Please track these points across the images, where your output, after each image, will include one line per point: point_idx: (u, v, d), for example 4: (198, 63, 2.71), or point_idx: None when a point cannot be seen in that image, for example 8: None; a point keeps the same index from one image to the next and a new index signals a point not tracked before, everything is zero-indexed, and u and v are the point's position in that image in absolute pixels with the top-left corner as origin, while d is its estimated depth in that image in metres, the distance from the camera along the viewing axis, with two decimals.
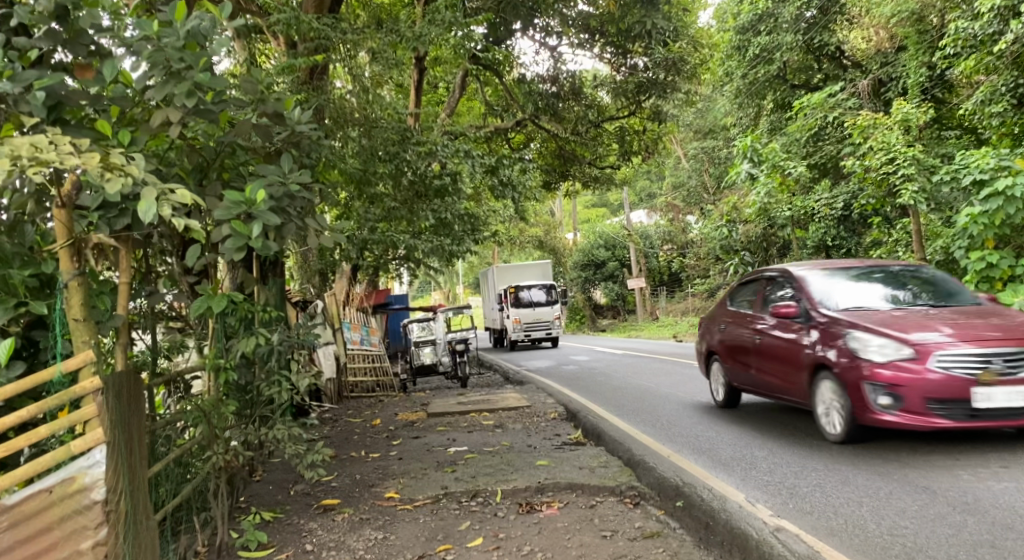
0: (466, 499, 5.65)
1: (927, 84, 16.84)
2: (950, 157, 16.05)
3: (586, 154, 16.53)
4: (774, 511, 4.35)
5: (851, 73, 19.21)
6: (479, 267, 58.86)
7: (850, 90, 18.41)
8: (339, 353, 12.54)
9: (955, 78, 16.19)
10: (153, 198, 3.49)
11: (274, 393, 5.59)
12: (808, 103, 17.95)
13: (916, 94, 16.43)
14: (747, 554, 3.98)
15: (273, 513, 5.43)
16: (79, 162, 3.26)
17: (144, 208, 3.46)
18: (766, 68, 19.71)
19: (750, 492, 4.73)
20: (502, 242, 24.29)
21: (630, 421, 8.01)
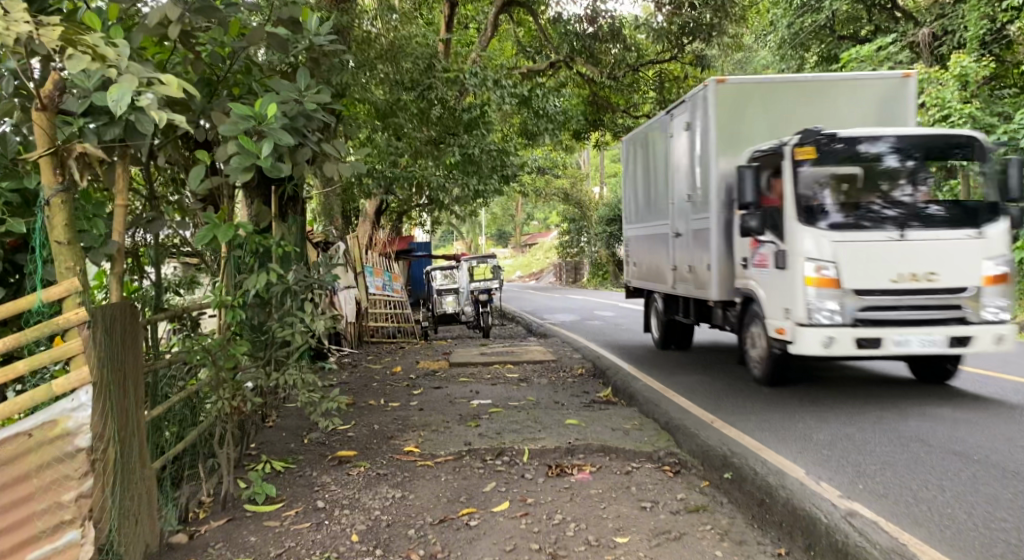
0: (490, 457, 5.24)
1: (988, 38, 15.43)
2: (1008, 116, 15.04)
3: (621, 101, 15.79)
4: (843, 493, 3.87)
5: (904, 24, 18.12)
6: (502, 218, 58.10)
7: (905, 42, 17.28)
8: (360, 298, 12.14)
9: (1016, 34, 15.04)
10: (127, 83, 3.01)
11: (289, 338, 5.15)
12: (857, 55, 17.02)
13: (974, 49, 15.07)
14: (813, 539, 3.52)
15: (285, 463, 5.06)
16: (29, 29, 2.85)
17: (115, 95, 2.96)
18: (813, 18, 18.55)
19: (811, 467, 4.26)
20: (529, 191, 23.77)
21: (665, 381, 7.52)
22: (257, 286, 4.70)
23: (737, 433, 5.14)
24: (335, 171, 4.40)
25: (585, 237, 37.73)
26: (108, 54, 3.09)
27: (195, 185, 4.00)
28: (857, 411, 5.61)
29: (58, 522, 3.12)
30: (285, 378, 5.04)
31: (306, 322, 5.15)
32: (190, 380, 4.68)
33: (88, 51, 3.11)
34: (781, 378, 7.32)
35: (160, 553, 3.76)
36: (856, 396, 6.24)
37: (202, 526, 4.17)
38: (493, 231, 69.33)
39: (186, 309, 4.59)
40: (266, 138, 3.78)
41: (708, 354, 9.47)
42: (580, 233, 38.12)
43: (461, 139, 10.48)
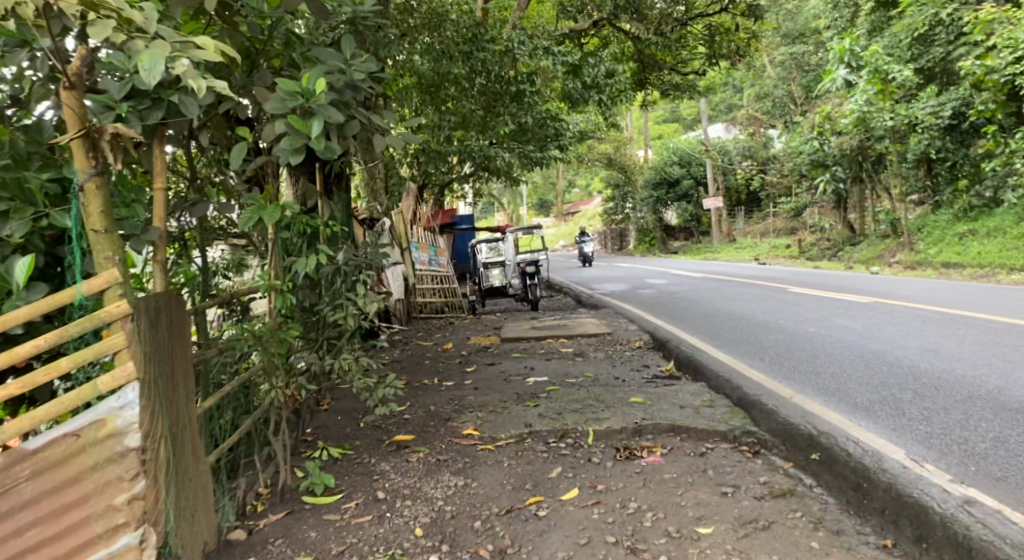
0: (553, 440, 4.98)
1: None
2: None
3: (670, 59, 15.24)
4: (954, 477, 3.51)
5: None
6: (545, 187, 57.48)
7: None
8: (408, 274, 11.94)
9: None
10: (157, 51, 2.76)
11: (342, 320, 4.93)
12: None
13: None
14: (928, 532, 3.19)
15: (342, 450, 4.89)
16: None
17: (145, 63, 2.73)
18: None
19: (911, 447, 3.89)
20: (574, 157, 23.44)
21: (731, 353, 7.16)
22: (307, 271, 4.44)
23: (820, 408, 4.79)
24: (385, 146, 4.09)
25: (631, 203, 37.10)
26: (134, 18, 2.83)
27: (237, 164, 3.67)
28: (950, 381, 5.18)
29: (114, 525, 2.97)
30: (339, 362, 4.82)
31: (358, 304, 4.93)
32: (242, 368, 4.51)
33: (111, 14, 2.85)
34: (857, 346, 6.89)
35: (220, 552, 3.59)
36: (944, 363, 5.80)
37: (261, 521, 4.00)
38: (537, 200, 68.73)
39: (234, 294, 4.40)
40: (315, 116, 3.43)
41: (771, 322, 9.04)
42: (626, 200, 37.42)
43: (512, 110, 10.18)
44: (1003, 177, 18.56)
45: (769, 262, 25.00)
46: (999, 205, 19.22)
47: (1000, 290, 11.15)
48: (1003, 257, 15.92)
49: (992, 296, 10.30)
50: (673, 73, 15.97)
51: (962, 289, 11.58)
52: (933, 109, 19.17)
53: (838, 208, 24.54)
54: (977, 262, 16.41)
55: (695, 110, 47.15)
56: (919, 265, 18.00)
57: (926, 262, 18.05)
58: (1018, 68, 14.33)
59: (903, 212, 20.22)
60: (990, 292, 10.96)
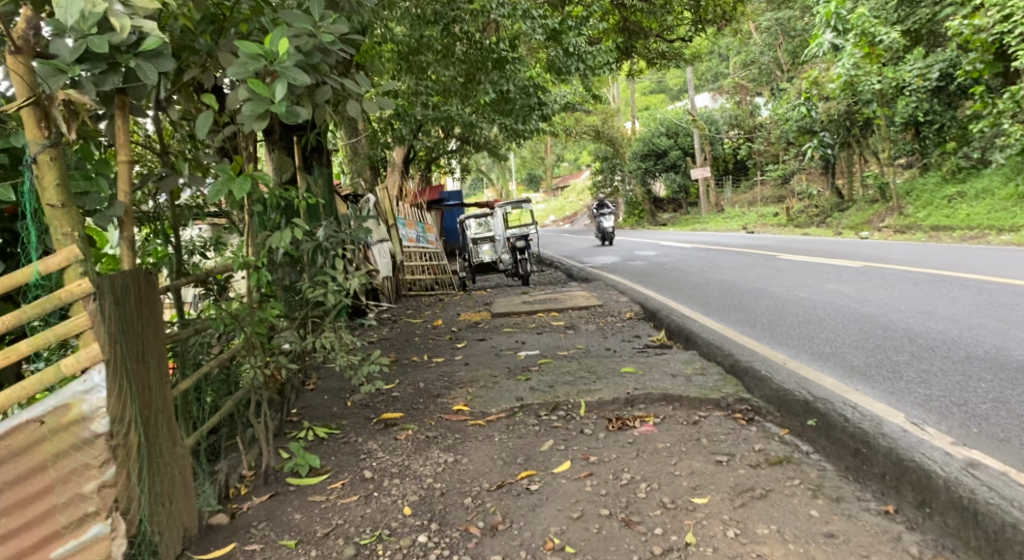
0: (544, 412, 4.88)
1: None
2: None
3: (655, 26, 14.99)
4: (955, 439, 3.42)
5: None
6: (531, 162, 57.09)
7: None
8: (395, 251, 11.76)
9: None
10: None
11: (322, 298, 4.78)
12: None
13: None
14: (931, 498, 3.11)
15: (328, 429, 4.77)
16: None
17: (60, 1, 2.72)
18: None
19: (909, 409, 3.81)
20: (560, 131, 23.23)
21: (723, 320, 7.06)
22: (282, 246, 4.26)
23: (815, 373, 4.70)
24: (358, 111, 3.92)
25: (618, 176, 36.87)
26: None
27: (202, 133, 3.50)
28: (945, 343, 5.10)
29: (83, 514, 2.85)
30: (321, 341, 4.69)
31: (337, 281, 4.77)
32: (222, 348, 4.38)
33: None
34: (849, 310, 6.81)
35: (200, 538, 3.49)
36: (939, 325, 5.72)
37: (244, 504, 3.88)
38: (524, 175, 68.31)
39: (209, 272, 4.25)
40: (279, 79, 3.26)
41: (762, 289, 8.94)
42: (614, 172, 37.17)
43: (490, 76, 9.60)
44: (991, 139, 18.46)
45: (758, 231, 24.89)
46: (987, 167, 19.14)
47: (990, 251, 11.09)
48: (992, 218, 15.87)
49: (983, 258, 10.25)
50: (658, 41, 15.74)
51: (952, 251, 11.52)
52: (921, 72, 19.01)
53: (826, 175, 24.42)
54: (966, 224, 16.35)
55: (680, 80, 46.82)
56: (908, 229, 17.93)
57: (915, 226, 17.98)
58: (1006, 27, 14.16)
59: (891, 176, 20.12)
60: (981, 254, 10.90)
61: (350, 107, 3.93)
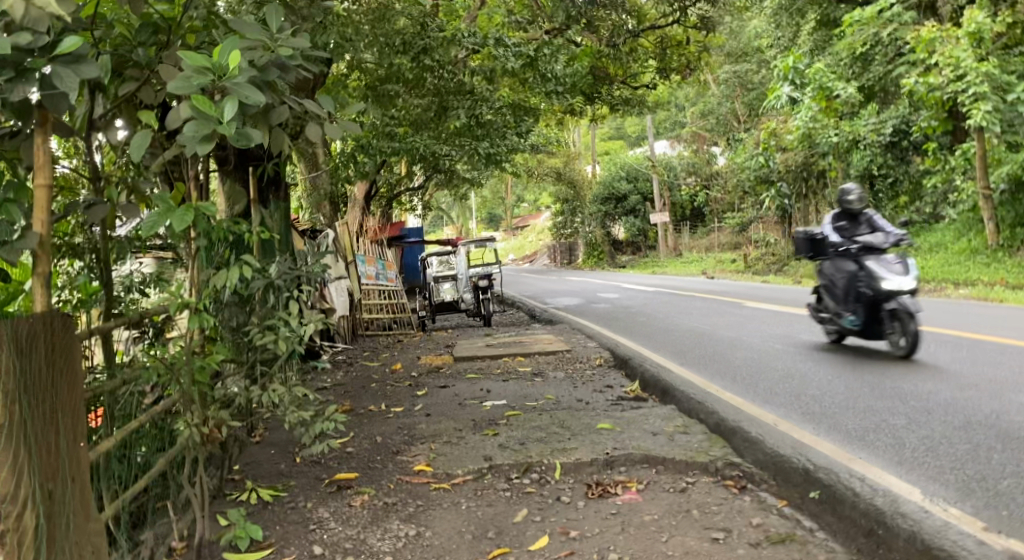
0: (516, 475, 4.45)
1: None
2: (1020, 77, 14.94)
3: (621, 71, 14.91)
4: (987, 525, 3.09)
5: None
6: (491, 201, 56.97)
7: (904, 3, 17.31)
8: (353, 289, 11.25)
9: None
10: None
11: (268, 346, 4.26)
12: (858, 18, 16.94)
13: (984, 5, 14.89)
14: None
15: (275, 491, 4.28)
16: None
17: None
18: None
19: (926, 486, 3.48)
20: (520, 171, 23.12)
21: (700, 372, 6.73)
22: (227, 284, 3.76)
23: (811, 438, 4.35)
24: (319, 133, 3.49)
25: (578, 218, 36.81)
26: None
27: (135, 155, 3.04)
28: (942, 405, 4.80)
29: None
30: (265, 394, 4.15)
31: (288, 326, 4.26)
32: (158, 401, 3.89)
33: None
34: (830, 365, 6.52)
35: None
36: (930, 385, 5.43)
37: None
38: (483, 214, 68.15)
39: (144, 314, 3.73)
40: (228, 96, 2.84)
41: (736, 338, 8.65)
42: (574, 214, 37.12)
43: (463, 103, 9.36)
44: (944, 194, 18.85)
45: (717, 276, 24.86)
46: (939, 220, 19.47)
47: (956, 305, 11.06)
48: (947, 271, 16.01)
49: (951, 312, 10.12)
50: (624, 86, 15.68)
51: (915, 304, 11.47)
52: (874, 127, 19.42)
53: (782, 223, 24.67)
54: (921, 276, 16.50)
55: (639, 126, 47.46)
56: None
57: None
58: (959, 86, 14.35)
59: None
60: (946, 307, 10.88)
61: (310, 129, 3.49)
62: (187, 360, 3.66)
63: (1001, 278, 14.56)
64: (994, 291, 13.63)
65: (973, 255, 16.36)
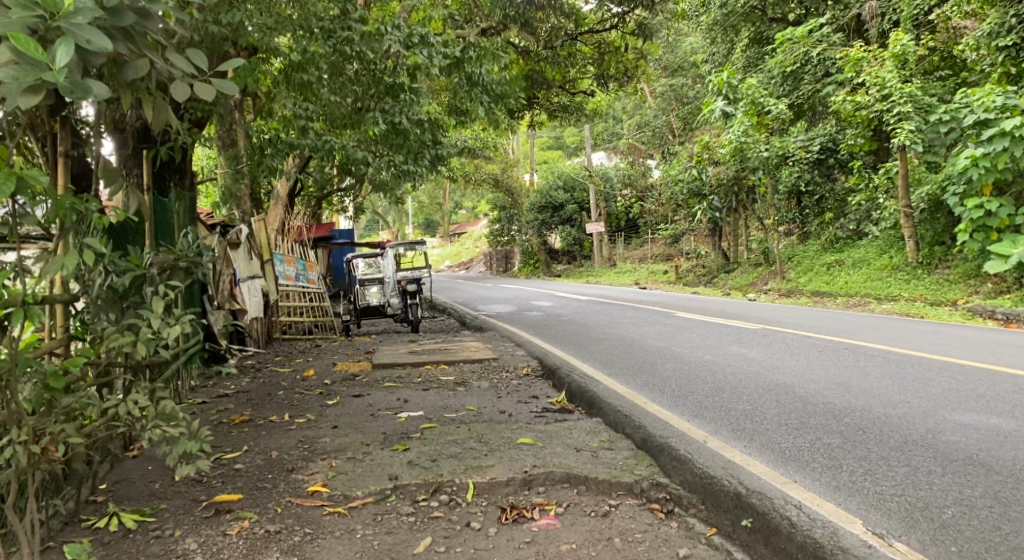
0: (423, 497, 4.01)
1: (919, 20, 15.51)
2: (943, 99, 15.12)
3: (559, 77, 14.67)
4: None
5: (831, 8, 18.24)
6: (427, 207, 56.17)
7: (834, 23, 17.59)
8: (269, 290, 10.59)
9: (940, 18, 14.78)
10: None
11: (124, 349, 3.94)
12: (790, 36, 17.10)
13: (909, 27, 15.11)
14: None
15: (140, 515, 3.80)
16: None
17: None
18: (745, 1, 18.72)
19: (867, 515, 3.22)
20: (452, 173, 22.63)
21: (629, 383, 6.37)
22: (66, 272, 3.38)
23: (743, 457, 4.02)
24: (185, 92, 3.12)
25: (514, 226, 36.42)
26: None
27: None
28: (877, 422, 4.54)
29: None
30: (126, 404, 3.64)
31: (148, 326, 3.97)
32: None
33: None
34: (760, 378, 6.25)
35: None
36: (862, 401, 5.19)
37: None
38: (419, 220, 67.12)
39: None
40: (63, 40, 2.59)
41: (667, 348, 8.39)
42: (510, 222, 36.76)
43: (384, 105, 8.72)
44: (869, 212, 19.19)
45: (649, 287, 24.76)
46: (862, 238, 19.79)
47: (882, 320, 11.07)
48: (872, 286, 16.18)
49: (878, 327, 10.08)
50: (562, 92, 15.38)
51: (842, 318, 11.45)
52: (803, 144, 19.69)
53: (713, 237, 24.81)
54: (845, 292, 16.67)
55: (577, 136, 47.54)
56: (792, 293, 18.13)
57: (798, 291, 18.20)
58: (886, 106, 14.49)
59: (776, 241, 20.49)
60: (872, 322, 10.86)
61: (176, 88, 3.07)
62: (29, 364, 3.31)
63: (921, 294, 14.78)
64: (916, 307, 13.79)
65: (895, 271, 16.52)
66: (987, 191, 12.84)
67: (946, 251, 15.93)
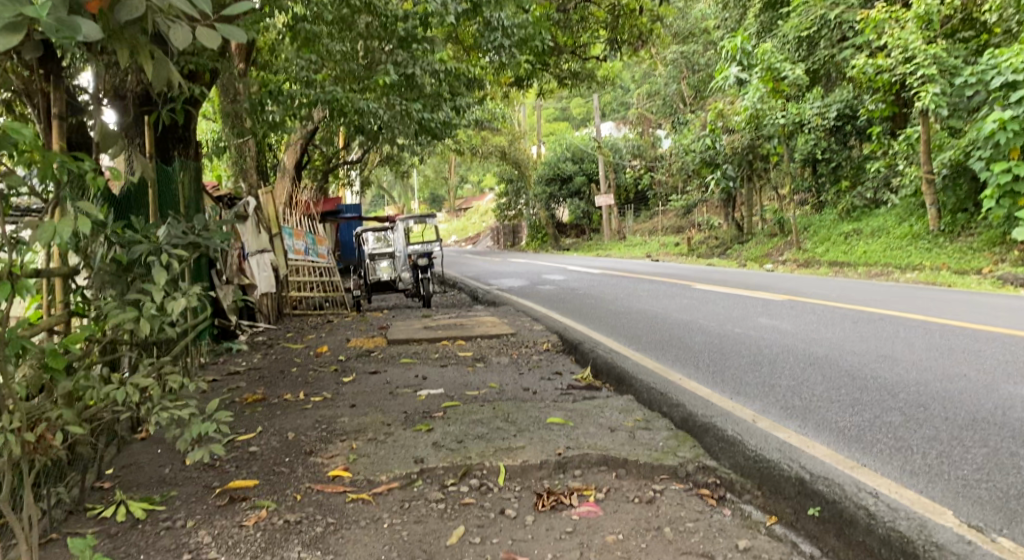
0: (452, 482, 3.72)
1: None
2: (967, 61, 14.55)
3: (571, 42, 14.03)
4: None
5: None
6: (435, 181, 55.65)
7: None
8: (278, 264, 10.30)
9: None
10: None
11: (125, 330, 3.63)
12: None
13: None
14: None
15: (149, 504, 3.54)
16: None
17: None
18: None
19: (954, 510, 2.97)
20: (460, 144, 22.16)
21: (659, 358, 6.08)
22: (57, 241, 3.06)
23: (799, 438, 3.75)
24: (185, 37, 2.81)
25: (522, 199, 35.92)
26: None
27: None
28: (937, 397, 4.24)
29: None
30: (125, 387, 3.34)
31: (152, 303, 3.65)
32: None
33: None
34: (797, 352, 5.95)
35: None
36: (914, 374, 4.89)
37: None
38: (425, 194, 66.50)
39: None
40: None
41: (693, 322, 8.05)
42: (519, 195, 36.28)
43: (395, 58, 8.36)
44: (888, 179, 18.68)
45: (662, 259, 24.37)
46: (881, 206, 19.29)
47: (912, 289, 10.65)
48: (893, 256, 15.74)
49: (909, 296, 9.70)
50: (573, 59, 14.86)
51: (868, 288, 11.07)
52: (820, 110, 19.06)
53: (727, 207, 24.30)
54: (865, 261, 16.25)
55: (585, 107, 46.72)
56: (810, 264, 17.71)
57: (816, 261, 17.77)
58: (908, 68, 13.94)
59: (791, 211, 20.02)
60: (902, 291, 10.45)
61: (176, 31, 2.82)
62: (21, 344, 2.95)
63: (945, 263, 14.35)
64: (942, 276, 13.35)
65: (916, 240, 16.06)
66: (1014, 155, 12.33)
67: (970, 218, 15.45)
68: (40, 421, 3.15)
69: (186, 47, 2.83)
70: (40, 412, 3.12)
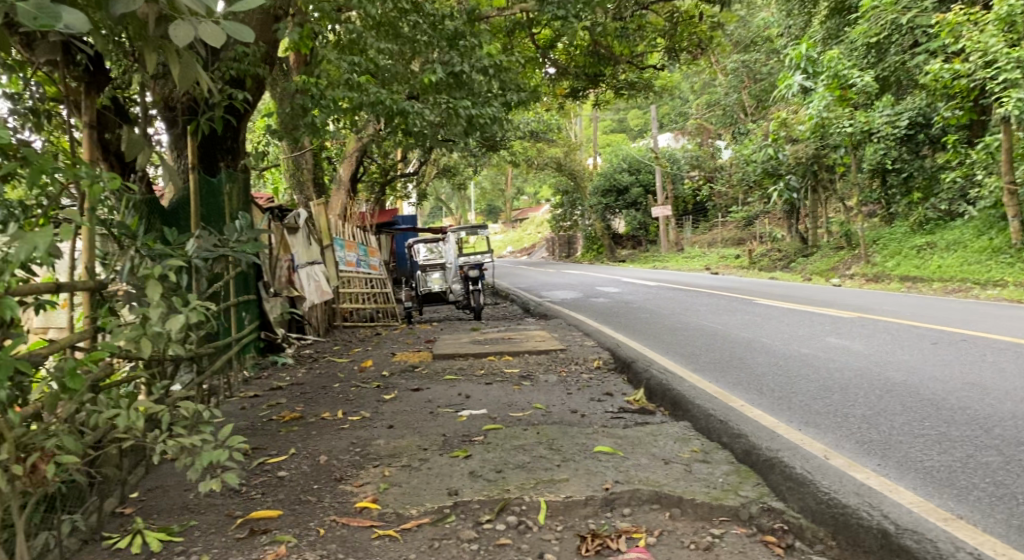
0: (486, 518, 3.42)
1: None
2: None
3: (627, 51, 13.52)
4: None
5: None
6: (491, 192, 55.57)
7: None
8: (329, 276, 10.17)
9: None
10: None
11: (137, 349, 3.36)
12: (875, 3, 15.74)
13: None
14: None
15: (167, 534, 3.34)
16: None
17: None
18: None
19: None
20: (515, 154, 21.91)
21: (719, 380, 5.66)
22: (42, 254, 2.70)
23: (881, 481, 3.34)
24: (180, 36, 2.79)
25: (578, 210, 35.47)
26: None
27: None
28: None
29: None
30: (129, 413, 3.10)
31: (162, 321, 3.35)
32: None
33: None
34: (871, 375, 5.47)
35: None
36: (1008, 405, 4.39)
37: None
38: (481, 205, 66.56)
39: None
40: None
41: (755, 340, 7.57)
42: (575, 207, 35.83)
43: (444, 56, 8.28)
44: (963, 190, 17.68)
45: (722, 272, 23.62)
46: (957, 218, 18.27)
47: (994, 308, 9.89)
48: (970, 270, 14.87)
49: (991, 315, 9.01)
50: (629, 68, 14.48)
51: (943, 305, 10.37)
52: (890, 119, 18.18)
53: (790, 219, 23.44)
54: (940, 276, 15.38)
55: (643, 119, 45.96)
56: (878, 279, 16.89)
57: (886, 276, 16.95)
58: (989, 73, 13.06)
59: (859, 223, 19.15)
60: (984, 309, 9.71)
61: (178, 27, 2.81)
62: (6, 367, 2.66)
63: None
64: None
65: (995, 254, 15.12)
66: None
67: None
68: (37, 449, 2.91)
69: (186, 44, 2.80)
70: (37, 440, 2.91)
